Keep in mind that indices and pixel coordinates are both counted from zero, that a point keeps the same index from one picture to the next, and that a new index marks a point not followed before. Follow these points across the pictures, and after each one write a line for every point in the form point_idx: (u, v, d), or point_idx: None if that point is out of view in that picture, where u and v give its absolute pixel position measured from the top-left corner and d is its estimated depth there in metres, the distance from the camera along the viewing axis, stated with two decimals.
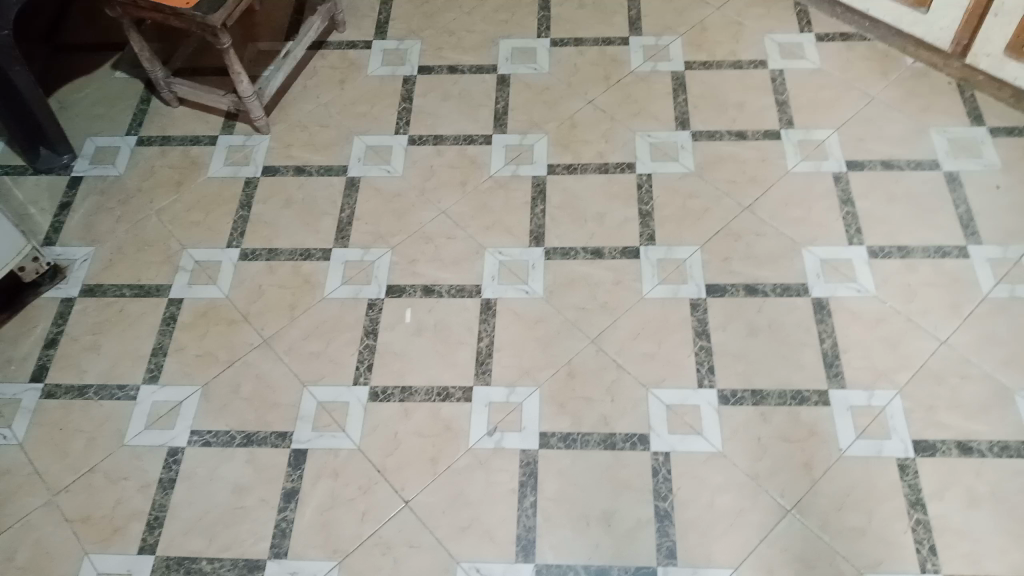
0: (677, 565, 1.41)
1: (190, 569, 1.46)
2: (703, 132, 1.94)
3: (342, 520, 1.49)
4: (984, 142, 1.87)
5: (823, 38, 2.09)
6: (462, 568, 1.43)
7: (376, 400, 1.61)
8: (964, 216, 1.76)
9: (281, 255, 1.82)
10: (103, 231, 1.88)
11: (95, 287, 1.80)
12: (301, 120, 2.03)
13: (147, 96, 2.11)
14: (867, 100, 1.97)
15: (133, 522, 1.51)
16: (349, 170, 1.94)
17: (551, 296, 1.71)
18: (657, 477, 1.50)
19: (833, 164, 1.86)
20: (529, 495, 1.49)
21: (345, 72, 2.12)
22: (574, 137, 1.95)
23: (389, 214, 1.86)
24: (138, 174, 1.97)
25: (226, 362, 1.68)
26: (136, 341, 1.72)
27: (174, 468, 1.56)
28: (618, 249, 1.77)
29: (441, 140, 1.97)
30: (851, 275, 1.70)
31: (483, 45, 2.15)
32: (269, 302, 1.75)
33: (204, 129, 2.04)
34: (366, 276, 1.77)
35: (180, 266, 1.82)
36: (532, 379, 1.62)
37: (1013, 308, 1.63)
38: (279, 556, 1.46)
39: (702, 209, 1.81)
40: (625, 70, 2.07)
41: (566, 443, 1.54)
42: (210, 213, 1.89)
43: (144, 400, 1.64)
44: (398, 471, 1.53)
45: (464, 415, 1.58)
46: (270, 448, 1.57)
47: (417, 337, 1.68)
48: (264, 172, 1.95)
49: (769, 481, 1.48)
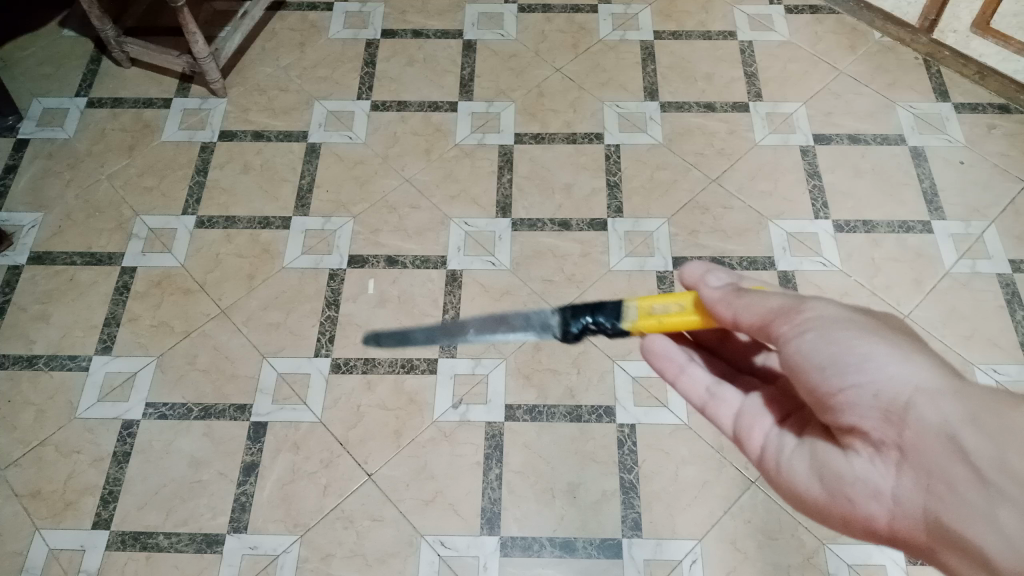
0: (642, 537, 1.42)
1: (146, 545, 1.42)
2: (672, 103, 1.92)
3: (304, 494, 1.46)
4: (949, 118, 1.88)
5: (792, 10, 2.08)
6: (426, 542, 1.42)
7: (338, 372, 1.58)
8: (928, 192, 1.78)
9: (239, 223, 1.76)
10: (52, 196, 1.80)
11: (43, 254, 1.73)
12: (259, 83, 1.97)
13: (96, 56, 2.02)
14: (835, 74, 1.96)
15: (86, 497, 1.46)
16: (310, 136, 1.88)
17: (517, 268, 1.69)
18: (623, 449, 1.49)
19: (800, 138, 1.86)
20: (494, 468, 1.48)
21: (306, 35, 2.05)
22: (541, 106, 1.92)
23: (351, 181, 1.81)
24: (88, 137, 1.89)
25: (182, 332, 1.63)
26: (87, 311, 1.66)
27: (129, 442, 1.52)
28: (586, 221, 1.75)
29: (406, 107, 1.92)
30: (817, 249, 1.70)
31: (449, 9, 2.10)
32: (227, 271, 1.70)
33: (158, 91, 1.96)
34: (327, 245, 1.73)
35: (134, 233, 1.75)
36: (497, 351, 1.60)
37: (974, 284, 1.65)
38: (238, 531, 1.43)
39: (670, 181, 1.80)
40: (593, 38, 2.04)
41: (531, 416, 1.53)
42: (165, 178, 1.82)
43: (96, 370, 1.59)
44: (361, 444, 1.51)
45: (428, 387, 1.56)
46: (229, 421, 1.53)
47: (380, 308, 1.65)
48: (221, 136, 1.88)
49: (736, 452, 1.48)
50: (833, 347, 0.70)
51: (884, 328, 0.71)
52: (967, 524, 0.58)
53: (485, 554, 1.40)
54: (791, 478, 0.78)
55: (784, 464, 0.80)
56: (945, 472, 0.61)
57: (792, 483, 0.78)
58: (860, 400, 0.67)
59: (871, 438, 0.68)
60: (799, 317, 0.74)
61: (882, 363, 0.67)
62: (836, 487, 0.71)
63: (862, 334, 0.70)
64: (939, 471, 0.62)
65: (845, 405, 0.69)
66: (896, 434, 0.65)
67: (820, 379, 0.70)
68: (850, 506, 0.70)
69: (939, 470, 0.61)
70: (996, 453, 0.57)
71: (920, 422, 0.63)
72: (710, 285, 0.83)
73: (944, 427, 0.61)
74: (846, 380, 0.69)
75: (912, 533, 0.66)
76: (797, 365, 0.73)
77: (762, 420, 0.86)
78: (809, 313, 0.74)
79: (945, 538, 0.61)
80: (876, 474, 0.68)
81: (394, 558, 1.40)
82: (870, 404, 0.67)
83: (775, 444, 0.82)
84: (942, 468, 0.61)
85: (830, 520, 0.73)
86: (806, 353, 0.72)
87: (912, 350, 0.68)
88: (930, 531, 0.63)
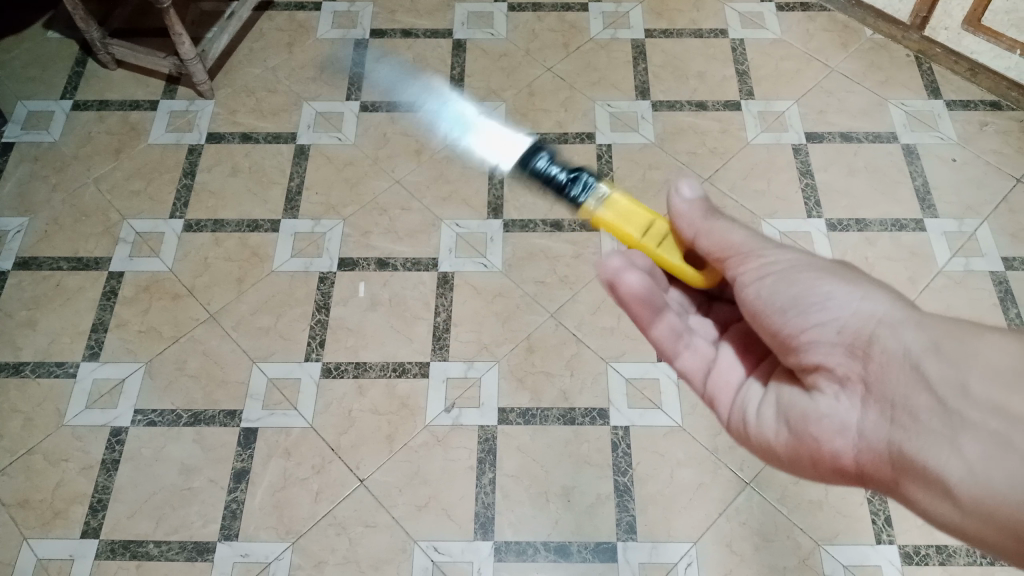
0: (637, 540, 1.41)
1: (137, 553, 1.40)
2: (664, 102, 1.91)
3: (296, 500, 1.45)
4: (941, 115, 1.87)
5: (784, 7, 2.07)
6: (420, 548, 1.40)
7: (330, 377, 1.56)
8: (921, 190, 1.77)
9: (228, 226, 1.74)
10: (38, 200, 1.78)
11: (30, 259, 1.71)
12: (247, 85, 1.95)
13: (82, 58, 2.00)
14: (827, 71, 1.96)
15: (75, 505, 1.45)
16: (299, 138, 1.86)
17: (510, 270, 1.68)
18: (617, 452, 1.48)
19: (793, 136, 1.85)
20: (488, 472, 1.47)
21: (294, 35, 2.03)
22: (532, 105, 1.90)
23: (341, 183, 1.79)
24: (74, 140, 1.86)
25: (171, 338, 1.61)
26: (75, 317, 1.64)
27: (118, 449, 1.50)
28: (578, 221, 1.73)
29: (395, 107, 1.91)
30: (810, 248, 1.70)
31: (439, 9, 2.08)
32: (216, 275, 1.68)
33: (145, 93, 1.94)
34: (317, 248, 1.71)
35: (121, 237, 1.73)
36: (490, 354, 1.58)
37: (968, 282, 1.65)
38: (229, 538, 1.42)
39: (662, 180, 1.79)
40: (584, 37, 2.02)
41: (525, 419, 1.52)
42: (153, 181, 1.80)
43: (84, 377, 1.57)
44: (354, 450, 1.49)
45: (421, 391, 1.55)
46: (219, 427, 1.52)
47: (372, 312, 1.63)
48: (209, 138, 1.86)
49: (731, 454, 1.48)
50: (796, 289, 0.75)
51: (848, 267, 0.75)
52: (933, 454, 0.61)
53: (479, 560, 1.39)
54: (759, 430, 0.81)
55: (751, 418, 0.82)
56: (907, 401, 0.64)
57: (760, 434, 0.80)
58: (822, 337, 0.71)
59: (834, 374, 0.71)
60: (755, 262, 0.80)
61: (840, 301, 0.72)
62: (801, 424, 0.74)
63: (828, 274, 0.74)
64: (904, 402, 0.64)
65: (808, 345, 0.73)
66: (861, 367, 0.68)
67: (784, 322, 0.75)
68: (816, 444, 0.72)
69: (905, 399, 0.64)
70: (956, 378, 0.60)
71: (882, 358, 0.66)
72: (684, 199, 0.85)
73: (910, 356, 0.64)
74: (812, 319, 0.73)
75: (876, 467, 0.68)
76: (762, 309, 0.78)
77: (731, 372, 0.89)
78: (768, 260, 0.79)
79: (908, 469, 0.64)
80: (842, 410, 0.70)
81: (387, 564, 1.39)
82: (835, 334, 0.71)
83: (742, 397, 0.85)
84: (905, 399, 0.64)
85: (801, 466, 0.76)
86: (770, 294, 0.77)
87: (870, 285, 0.72)
88: (897, 468, 0.65)
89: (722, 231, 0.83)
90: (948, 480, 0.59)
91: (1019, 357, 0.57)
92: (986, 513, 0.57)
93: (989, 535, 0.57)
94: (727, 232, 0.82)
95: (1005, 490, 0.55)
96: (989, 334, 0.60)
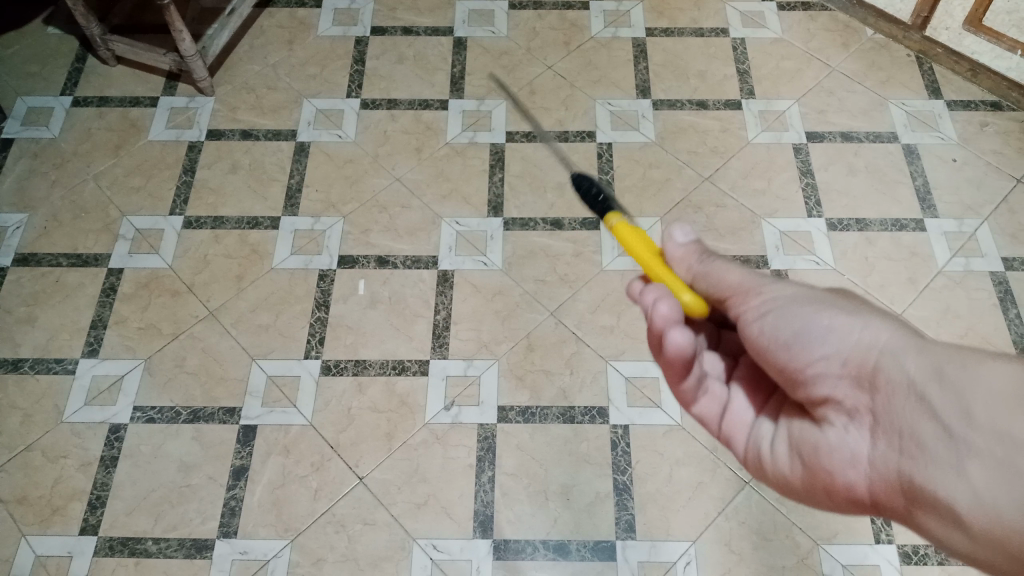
0: (636, 539, 1.41)
1: (135, 550, 1.40)
2: (664, 101, 1.91)
3: (295, 497, 1.45)
4: (941, 115, 1.87)
5: (785, 7, 2.07)
6: (419, 545, 1.40)
7: (329, 374, 1.56)
8: (922, 190, 1.77)
9: (228, 223, 1.74)
10: (38, 196, 1.78)
11: (29, 255, 1.70)
12: (247, 82, 1.94)
13: (82, 54, 1.99)
14: (828, 71, 1.95)
15: (74, 502, 1.44)
16: (299, 135, 1.86)
17: (509, 268, 1.67)
18: (616, 450, 1.48)
19: (794, 135, 1.85)
20: (487, 470, 1.47)
21: (295, 32, 2.02)
22: (533, 104, 1.90)
23: (341, 180, 1.79)
24: (74, 136, 1.86)
25: (170, 335, 1.61)
26: (74, 313, 1.63)
27: (117, 446, 1.50)
28: (578, 220, 1.73)
29: (396, 105, 1.90)
30: (810, 248, 1.70)
31: (439, 6, 2.08)
32: (215, 272, 1.68)
33: (145, 90, 1.94)
34: (317, 245, 1.71)
35: (121, 233, 1.73)
36: (489, 352, 1.58)
37: (968, 282, 1.65)
38: (228, 536, 1.42)
39: (662, 179, 1.78)
40: (585, 35, 2.02)
41: (524, 417, 1.52)
42: (152, 178, 1.80)
43: (84, 374, 1.57)
44: (353, 447, 1.49)
45: (420, 389, 1.55)
46: (218, 424, 1.52)
47: (371, 310, 1.63)
48: (209, 135, 1.86)
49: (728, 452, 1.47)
50: (800, 321, 0.74)
51: (847, 300, 0.75)
52: (940, 482, 0.59)
53: (478, 558, 1.39)
54: (775, 467, 0.79)
55: (767, 456, 0.81)
56: (912, 431, 0.62)
57: (774, 470, 0.79)
58: (827, 371, 0.71)
59: (843, 406, 0.69)
60: (763, 303, 0.78)
61: (844, 332, 0.71)
62: (818, 461, 0.72)
63: (826, 307, 0.74)
64: (910, 429, 0.63)
65: (816, 377, 0.72)
66: (869, 398, 0.67)
67: (789, 356, 0.74)
68: (829, 478, 0.71)
69: (910, 426, 0.62)
70: (958, 402, 0.58)
71: (891, 388, 0.65)
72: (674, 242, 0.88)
73: (910, 385, 0.63)
74: (815, 355, 0.72)
75: (890, 501, 0.65)
76: (764, 343, 0.78)
77: (746, 413, 0.86)
78: (767, 292, 0.79)
79: (920, 501, 0.61)
80: (852, 442, 0.68)
81: (386, 562, 1.39)
82: (840, 367, 0.70)
83: (755, 437, 0.84)
84: (911, 427, 0.62)
85: (818, 498, 0.73)
86: (776, 328, 0.76)
87: (873, 315, 0.71)
88: (909, 498, 0.62)
89: (720, 272, 0.83)
90: (959, 510, 0.57)
91: (1017, 381, 0.56)
92: (1001, 543, 0.55)
93: (998, 562, 0.56)
94: (725, 269, 0.83)
95: (1013, 518, 0.54)
96: (983, 359, 0.59)
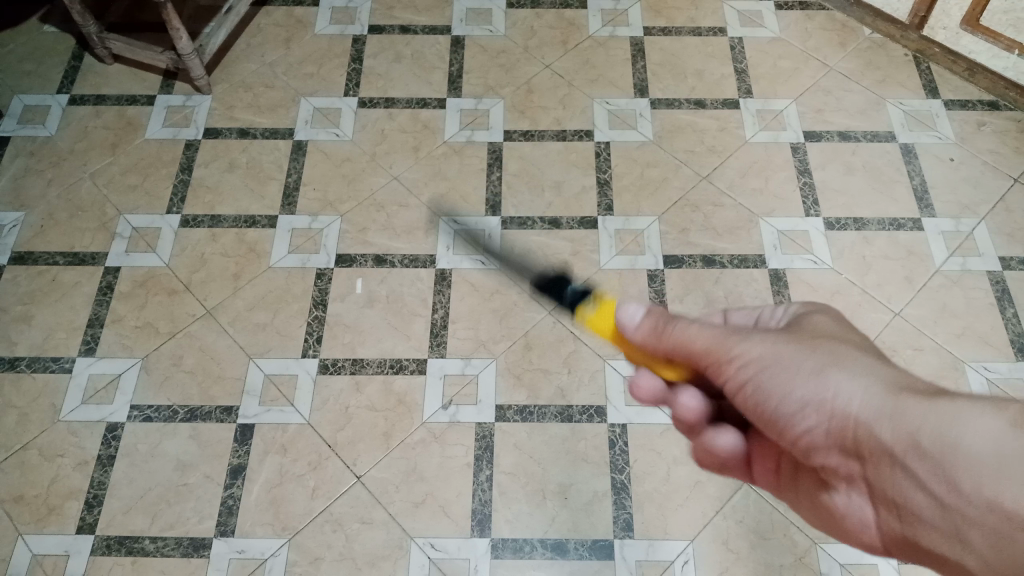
0: (634, 538, 1.41)
1: (132, 549, 1.40)
2: (662, 100, 1.91)
3: (293, 496, 1.44)
4: (939, 115, 1.87)
5: (783, 6, 2.07)
6: (417, 544, 1.40)
7: (327, 373, 1.56)
8: (919, 189, 1.77)
9: (225, 221, 1.74)
10: (34, 195, 1.77)
11: (25, 254, 1.70)
12: (244, 80, 1.94)
13: (78, 52, 1.99)
14: (825, 70, 1.96)
15: (70, 501, 1.44)
16: (296, 133, 1.86)
17: (507, 267, 1.67)
18: (614, 449, 1.48)
19: (791, 135, 1.85)
20: (484, 469, 1.46)
21: (292, 31, 2.02)
22: (531, 103, 1.90)
23: (339, 179, 1.79)
24: (70, 135, 1.86)
25: (167, 333, 1.61)
26: (70, 312, 1.63)
27: (114, 444, 1.50)
28: (576, 219, 1.73)
29: (393, 104, 1.90)
30: (808, 247, 1.70)
31: (437, 5, 2.07)
32: (212, 271, 1.68)
33: (142, 88, 1.93)
34: (314, 244, 1.70)
35: (117, 232, 1.72)
36: (487, 351, 1.58)
37: (964, 281, 1.65)
38: (225, 535, 1.41)
39: (660, 178, 1.78)
40: (583, 34, 2.02)
41: (522, 416, 1.52)
42: (149, 176, 1.80)
43: (80, 372, 1.56)
44: (350, 446, 1.49)
45: (418, 388, 1.54)
46: (215, 423, 1.51)
47: (369, 309, 1.63)
48: (206, 134, 1.86)
49: None
50: (791, 394, 0.74)
51: (848, 358, 0.72)
52: (942, 545, 0.60)
53: (475, 557, 1.39)
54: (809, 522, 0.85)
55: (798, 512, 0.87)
56: (930, 518, 0.61)
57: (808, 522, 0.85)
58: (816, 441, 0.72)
59: (838, 471, 0.72)
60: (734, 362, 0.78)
61: (846, 397, 0.69)
62: (835, 520, 0.76)
63: (813, 370, 0.73)
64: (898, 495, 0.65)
65: (809, 447, 0.74)
66: (857, 464, 0.69)
67: (780, 428, 0.76)
68: (847, 537, 0.75)
69: (901, 492, 0.64)
70: (938, 471, 0.58)
71: (873, 458, 0.66)
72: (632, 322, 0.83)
73: (898, 453, 0.62)
74: (800, 424, 0.74)
75: (898, 551, 0.69)
76: (749, 406, 0.79)
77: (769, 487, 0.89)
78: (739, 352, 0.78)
79: (925, 553, 0.64)
80: (860, 509, 0.71)
81: (383, 561, 1.39)
82: (825, 437, 0.71)
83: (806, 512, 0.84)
84: (901, 496, 0.64)
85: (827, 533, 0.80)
86: (760, 400, 0.77)
87: (858, 368, 0.70)
88: (913, 549, 0.65)
89: (689, 337, 0.81)
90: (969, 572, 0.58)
91: (994, 435, 0.55)
92: None
93: None
94: (690, 332, 0.81)
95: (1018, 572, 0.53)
96: (956, 399, 0.59)
